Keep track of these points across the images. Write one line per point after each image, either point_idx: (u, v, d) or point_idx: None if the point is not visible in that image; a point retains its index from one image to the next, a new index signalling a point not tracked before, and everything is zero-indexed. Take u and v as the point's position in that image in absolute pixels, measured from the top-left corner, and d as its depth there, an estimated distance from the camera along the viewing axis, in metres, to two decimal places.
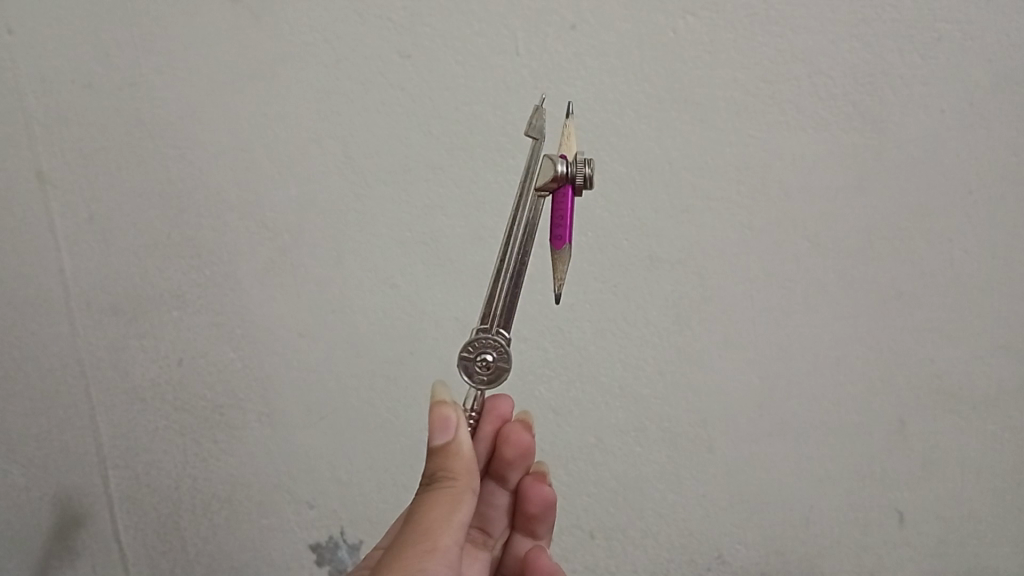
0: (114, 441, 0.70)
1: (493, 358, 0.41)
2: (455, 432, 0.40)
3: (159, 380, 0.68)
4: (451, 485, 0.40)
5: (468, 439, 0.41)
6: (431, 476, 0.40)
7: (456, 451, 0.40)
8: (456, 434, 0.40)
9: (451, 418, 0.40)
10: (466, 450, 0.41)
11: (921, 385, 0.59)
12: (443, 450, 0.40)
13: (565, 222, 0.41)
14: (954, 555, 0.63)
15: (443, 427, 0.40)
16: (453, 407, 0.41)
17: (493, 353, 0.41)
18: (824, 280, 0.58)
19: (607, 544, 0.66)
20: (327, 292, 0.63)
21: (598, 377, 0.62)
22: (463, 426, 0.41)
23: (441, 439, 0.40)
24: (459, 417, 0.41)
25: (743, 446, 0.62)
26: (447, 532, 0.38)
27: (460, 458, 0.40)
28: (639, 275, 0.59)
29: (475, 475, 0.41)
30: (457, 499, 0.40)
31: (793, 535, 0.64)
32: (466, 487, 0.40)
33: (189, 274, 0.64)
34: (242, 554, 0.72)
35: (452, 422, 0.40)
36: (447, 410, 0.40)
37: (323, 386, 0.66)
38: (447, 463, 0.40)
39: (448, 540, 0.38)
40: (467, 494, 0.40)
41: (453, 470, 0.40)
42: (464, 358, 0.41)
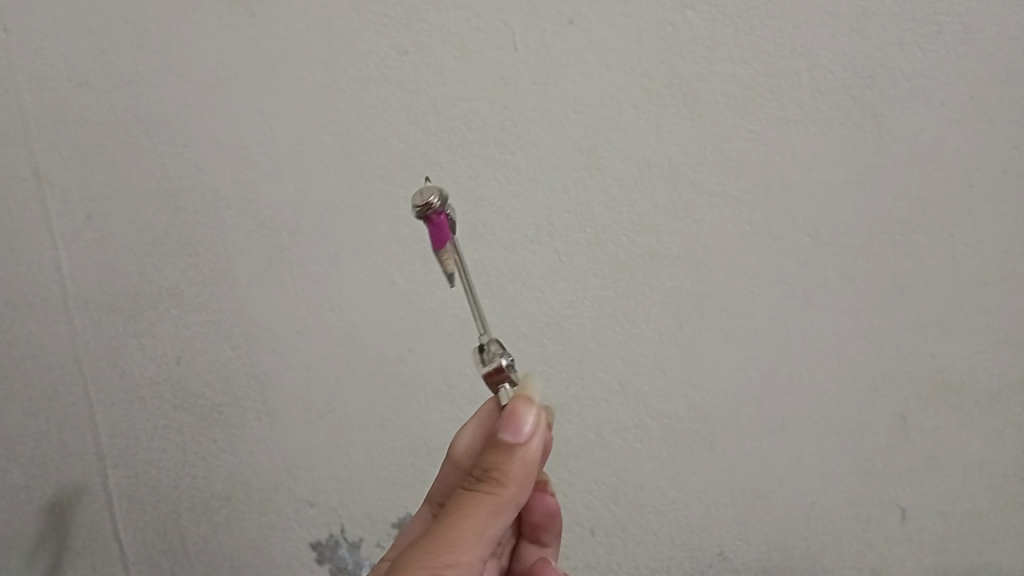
0: (113, 439, 0.70)
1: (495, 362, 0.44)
2: (527, 438, 0.39)
3: (158, 379, 0.67)
4: (498, 490, 0.39)
5: (537, 449, 0.40)
6: (483, 473, 0.39)
7: (520, 456, 0.39)
8: (528, 440, 0.39)
9: (528, 419, 0.39)
10: (530, 460, 0.39)
11: (922, 380, 0.59)
12: (508, 449, 0.39)
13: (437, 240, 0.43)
14: (957, 552, 0.62)
15: (515, 427, 0.39)
16: (532, 410, 0.40)
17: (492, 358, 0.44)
18: (824, 274, 0.57)
19: (608, 542, 0.66)
20: (324, 290, 0.63)
21: (597, 374, 0.62)
22: (536, 434, 0.39)
23: (510, 437, 0.39)
24: (536, 421, 0.40)
25: (743, 443, 0.62)
26: (476, 543, 0.37)
27: (521, 465, 0.39)
28: (638, 273, 0.59)
29: (527, 490, 0.40)
30: (498, 507, 0.38)
31: (794, 531, 0.63)
32: (513, 497, 0.39)
33: (187, 273, 0.64)
34: (241, 553, 0.72)
35: (526, 424, 0.39)
36: (525, 410, 0.39)
37: (321, 385, 0.65)
38: (505, 463, 0.39)
39: (474, 553, 0.37)
40: (509, 505, 0.39)
41: (507, 475, 0.39)
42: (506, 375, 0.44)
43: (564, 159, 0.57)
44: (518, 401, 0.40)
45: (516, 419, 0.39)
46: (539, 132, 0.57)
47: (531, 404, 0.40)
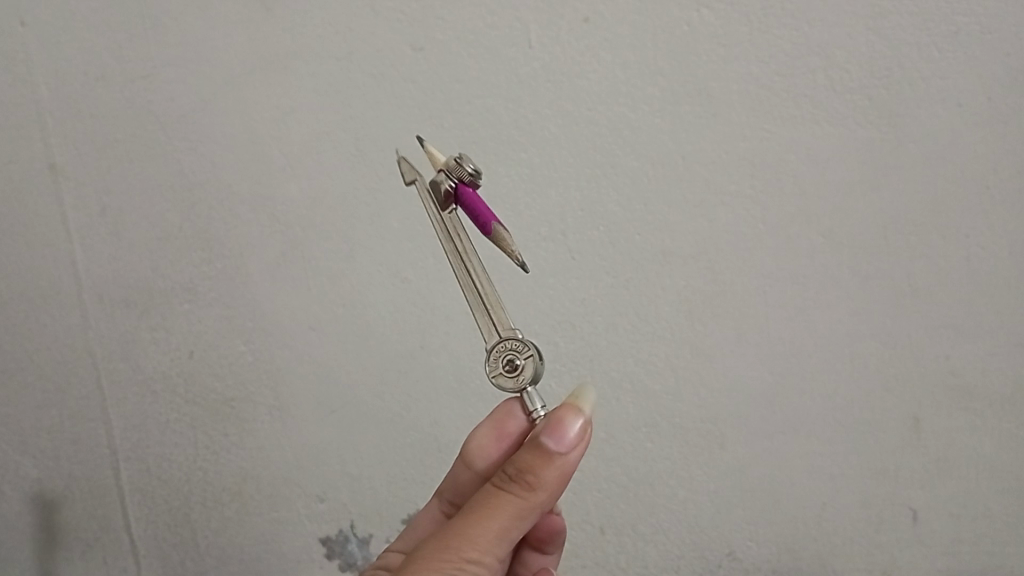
0: (125, 433, 0.70)
1: (519, 358, 0.42)
2: (567, 448, 0.37)
3: (170, 372, 0.68)
4: (527, 495, 0.37)
5: (575, 460, 0.38)
6: (513, 472, 0.38)
7: (557, 464, 0.37)
8: (568, 450, 0.37)
9: (573, 428, 0.37)
10: (566, 468, 0.38)
11: (934, 382, 0.58)
12: (544, 454, 0.37)
13: (478, 210, 0.41)
14: (969, 555, 0.62)
15: (557, 434, 0.37)
16: (576, 419, 0.38)
17: (519, 353, 0.42)
18: (837, 275, 0.57)
19: (618, 541, 0.66)
20: (337, 285, 0.63)
21: (608, 372, 0.62)
22: (576, 446, 0.38)
23: (549, 444, 0.37)
24: (580, 430, 0.38)
25: (754, 443, 0.62)
26: (495, 545, 0.37)
27: (557, 473, 0.37)
28: (650, 270, 0.59)
29: (554, 497, 0.38)
30: (523, 513, 0.37)
31: (805, 533, 0.63)
32: (539, 503, 0.37)
33: (200, 267, 0.64)
34: (251, 548, 0.72)
35: (568, 435, 0.37)
36: (569, 419, 0.37)
37: (332, 380, 0.66)
38: (540, 469, 0.37)
39: (491, 554, 0.37)
40: (534, 511, 0.37)
41: (540, 481, 0.37)
42: (495, 372, 0.42)
43: (578, 156, 0.57)
44: (565, 407, 0.38)
45: (562, 426, 0.37)
46: (553, 129, 0.57)
47: (576, 412, 0.38)
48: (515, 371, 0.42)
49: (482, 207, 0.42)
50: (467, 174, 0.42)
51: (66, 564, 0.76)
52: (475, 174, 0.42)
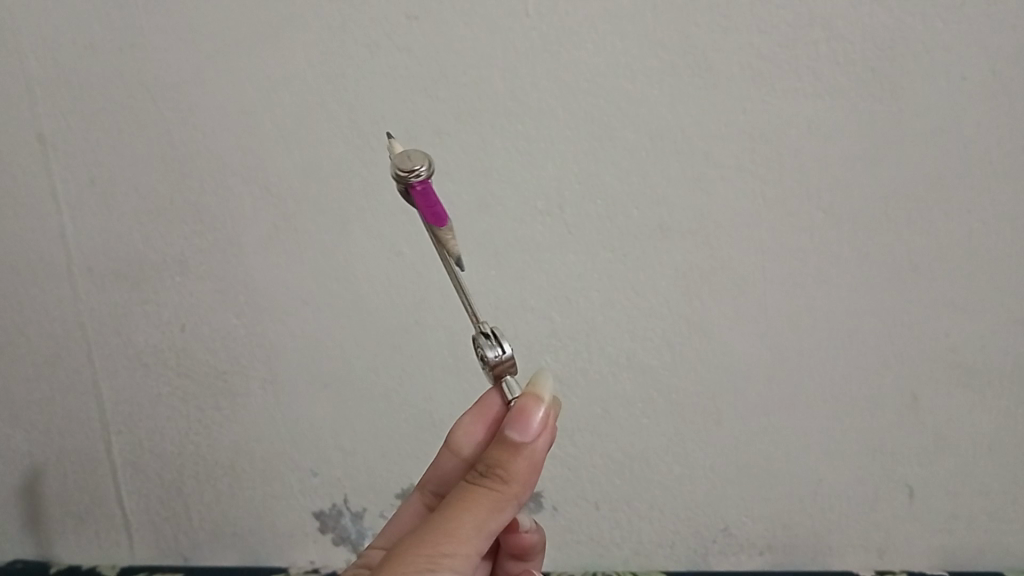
0: (116, 407, 0.70)
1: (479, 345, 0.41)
2: (534, 437, 0.37)
3: (162, 346, 0.67)
4: (500, 488, 0.37)
5: (544, 448, 0.37)
6: (484, 469, 0.38)
7: (525, 454, 0.37)
8: (534, 439, 0.37)
9: (537, 417, 0.37)
10: (536, 458, 0.37)
11: (934, 359, 0.58)
12: (512, 446, 0.37)
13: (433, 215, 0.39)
14: (963, 530, 0.62)
15: (522, 425, 0.37)
16: (540, 405, 0.38)
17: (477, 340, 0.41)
18: (836, 251, 0.56)
19: (612, 516, 0.66)
20: (331, 258, 0.62)
21: (604, 347, 0.61)
22: (542, 435, 0.37)
23: (516, 435, 0.37)
24: (545, 420, 0.37)
25: (751, 419, 0.61)
26: (473, 537, 0.36)
27: (527, 464, 0.37)
28: (647, 245, 0.58)
29: (530, 487, 0.38)
30: (499, 505, 0.37)
31: (799, 508, 0.63)
32: (515, 494, 0.37)
33: (191, 240, 0.63)
34: (245, 521, 0.72)
35: (533, 422, 0.37)
36: (532, 405, 0.37)
37: (325, 353, 0.65)
38: (509, 461, 0.37)
39: (470, 547, 0.36)
40: (510, 503, 0.37)
41: (511, 473, 0.37)
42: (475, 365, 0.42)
43: (576, 128, 0.56)
44: (527, 398, 0.38)
45: (526, 415, 0.37)
46: (549, 101, 0.56)
47: (538, 399, 0.38)
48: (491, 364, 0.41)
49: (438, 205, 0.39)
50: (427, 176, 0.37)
51: (58, 537, 0.76)
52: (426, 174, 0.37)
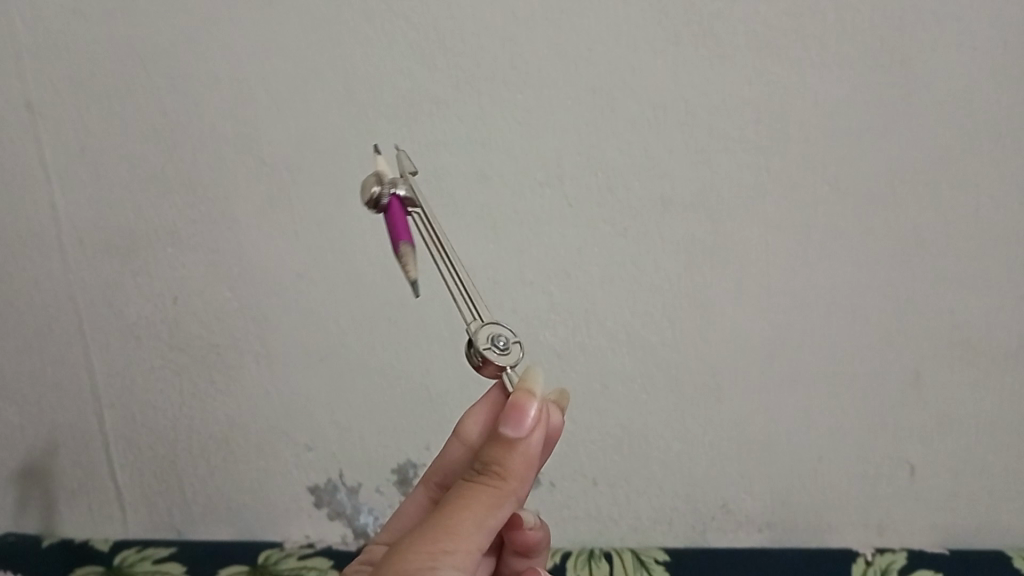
0: (108, 379, 0.68)
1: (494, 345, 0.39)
2: (529, 432, 0.36)
3: (154, 319, 0.66)
4: (498, 485, 0.36)
5: (539, 444, 0.37)
6: (481, 467, 0.37)
7: (521, 450, 0.36)
8: (529, 435, 0.36)
9: (531, 412, 0.36)
10: (532, 453, 0.37)
11: (938, 335, 0.57)
12: (507, 443, 0.36)
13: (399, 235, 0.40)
14: (966, 510, 0.61)
15: (517, 421, 0.36)
16: (533, 400, 0.37)
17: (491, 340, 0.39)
18: (841, 225, 0.56)
19: (611, 492, 0.64)
20: (326, 229, 0.61)
21: (604, 322, 0.60)
22: (537, 430, 0.36)
23: (511, 432, 0.36)
24: (539, 414, 0.37)
25: (753, 397, 0.61)
26: (475, 535, 0.35)
27: (523, 459, 0.36)
28: (649, 219, 0.57)
29: (528, 484, 0.37)
30: (498, 501, 0.36)
31: (801, 487, 0.62)
32: (513, 491, 0.36)
33: (184, 211, 0.62)
34: (239, 497, 0.70)
35: (529, 416, 0.36)
36: (526, 400, 0.36)
37: (320, 326, 0.64)
38: (506, 457, 0.36)
39: (471, 546, 0.35)
40: (509, 500, 0.36)
41: (508, 469, 0.36)
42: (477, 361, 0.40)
43: (577, 98, 0.55)
44: (520, 394, 0.37)
45: (520, 410, 0.36)
46: (550, 70, 0.55)
47: (531, 394, 0.38)
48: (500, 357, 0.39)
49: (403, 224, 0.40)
50: (389, 190, 0.40)
51: (42, 515, 0.73)
52: (380, 194, 0.40)
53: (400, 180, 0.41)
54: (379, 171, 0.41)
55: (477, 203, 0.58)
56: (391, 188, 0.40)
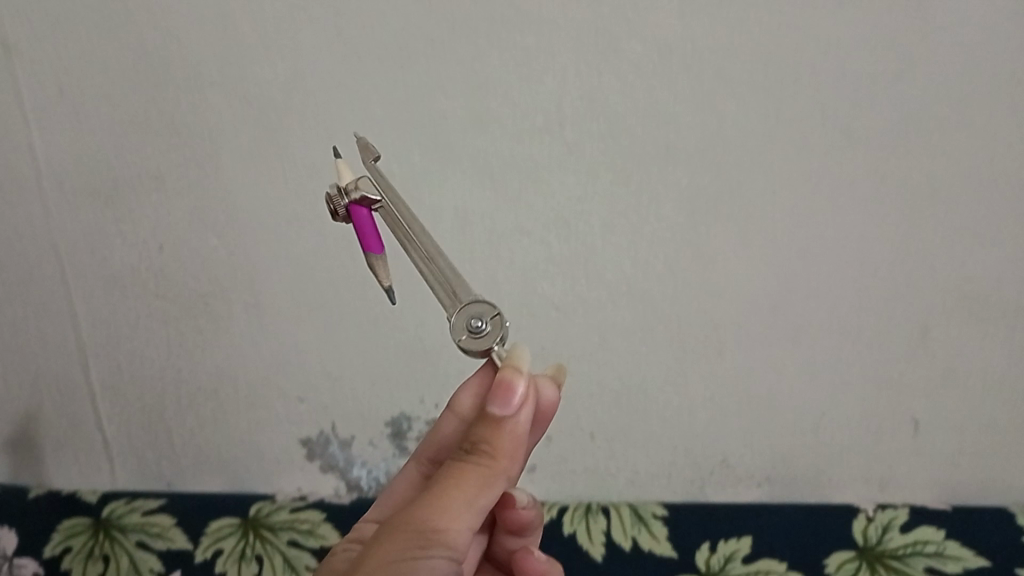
0: (93, 328, 0.66)
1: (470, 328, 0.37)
2: (517, 409, 0.35)
3: (139, 267, 0.64)
4: (487, 463, 0.35)
5: (528, 421, 0.36)
6: (469, 447, 0.36)
7: (508, 428, 0.36)
8: (517, 412, 0.35)
9: (519, 388, 0.36)
10: (520, 431, 0.36)
11: (948, 289, 0.56)
12: (495, 421, 0.35)
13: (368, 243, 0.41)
14: (972, 467, 0.60)
15: (505, 398, 0.35)
16: (521, 376, 0.36)
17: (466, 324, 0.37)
18: (851, 175, 0.54)
19: (608, 447, 0.63)
20: (317, 175, 0.59)
21: (604, 274, 0.58)
22: (526, 407, 0.36)
23: (498, 409, 0.35)
24: (527, 391, 0.36)
25: (755, 351, 0.59)
26: (465, 515, 0.34)
27: (511, 437, 0.36)
28: (652, 166, 0.55)
29: (518, 462, 0.36)
30: (489, 480, 0.35)
31: (802, 442, 0.61)
32: (503, 469, 0.35)
33: (169, 155, 0.59)
34: (229, 449, 0.69)
35: (516, 392, 0.35)
36: (513, 376, 0.36)
37: (311, 276, 0.62)
38: (494, 435, 0.35)
39: (461, 527, 0.34)
40: (499, 478, 0.35)
41: (497, 447, 0.35)
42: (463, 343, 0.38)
43: (580, 39, 0.53)
44: (507, 370, 0.36)
45: (506, 387, 0.35)
46: (552, 9, 0.52)
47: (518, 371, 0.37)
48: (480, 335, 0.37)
49: (370, 232, 0.41)
50: (346, 198, 0.41)
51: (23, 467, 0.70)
52: (344, 203, 0.41)
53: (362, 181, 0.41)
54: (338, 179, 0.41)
55: (474, 148, 0.56)
56: (354, 195, 0.40)
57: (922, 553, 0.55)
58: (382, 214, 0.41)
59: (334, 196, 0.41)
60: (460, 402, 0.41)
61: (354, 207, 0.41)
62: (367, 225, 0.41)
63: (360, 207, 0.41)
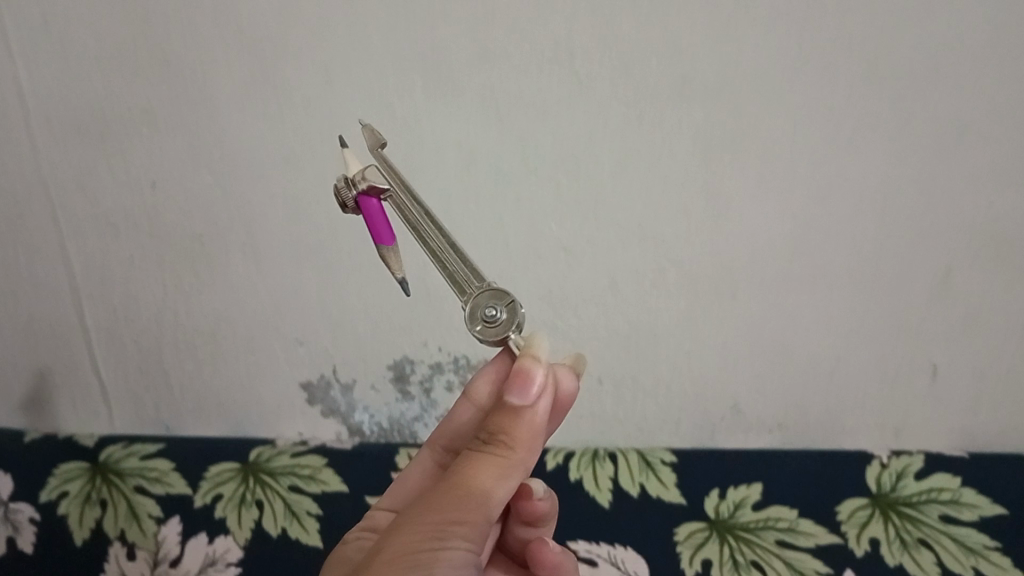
0: (85, 270, 0.64)
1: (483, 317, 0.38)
2: (535, 399, 0.36)
3: (131, 208, 0.61)
4: (505, 453, 0.36)
5: (545, 411, 0.36)
6: (488, 437, 0.36)
7: (527, 417, 0.36)
8: (535, 402, 0.36)
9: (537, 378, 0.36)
10: (538, 420, 0.36)
11: (973, 232, 0.54)
12: (513, 411, 0.36)
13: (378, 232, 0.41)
14: (987, 411, 0.59)
15: (523, 388, 0.36)
16: (539, 366, 0.36)
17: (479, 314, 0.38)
18: (876, 112, 0.51)
19: (616, 392, 0.62)
20: (315, 111, 0.56)
21: (614, 216, 0.56)
22: (543, 398, 0.36)
23: (516, 399, 0.36)
24: (545, 381, 0.36)
25: (770, 295, 0.57)
26: (483, 504, 0.35)
27: (529, 427, 0.36)
28: (667, 102, 0.52)
29: (535, 452, 0.37)
30: (507, 469, 0.35)
31: (815, 387, 0.60)
32: (521, 459, 0.36)
33: (158, 90, 0.57)
34: (228, 393, 0.67)
35: (534, 382, 0.36)
36: (531, 366, 0.36)
37: (310, 216, 0.60)
38: (512, 425, 0.36)
39: (480, 516, 0.35)
40: (517, 468, 0.36)
41: (514, 437, 0.36)
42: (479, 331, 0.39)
43: None
44: (525, 360, 0.37)
45: (524, 377, 0.36)
46: None
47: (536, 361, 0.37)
48: (494, 325, 0.38)
49: (381, 222, 0.40)
50: (355, 188, 0.40)
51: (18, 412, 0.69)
52: (353, 194, 0.40)
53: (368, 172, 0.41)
54: (345, 171, 0.41)
55: (479, 83, 0.53)
56: (363, 186, 0.40)
57: (937, 500, 0.54)
58: (391, 202, 0.41)
59: (343, 186, 0.40)
60: (478, 389, 0.42)
61: (364, 198, 0.40)
62: (377, 215, 0.40)
63: (370, 198, 0.40)
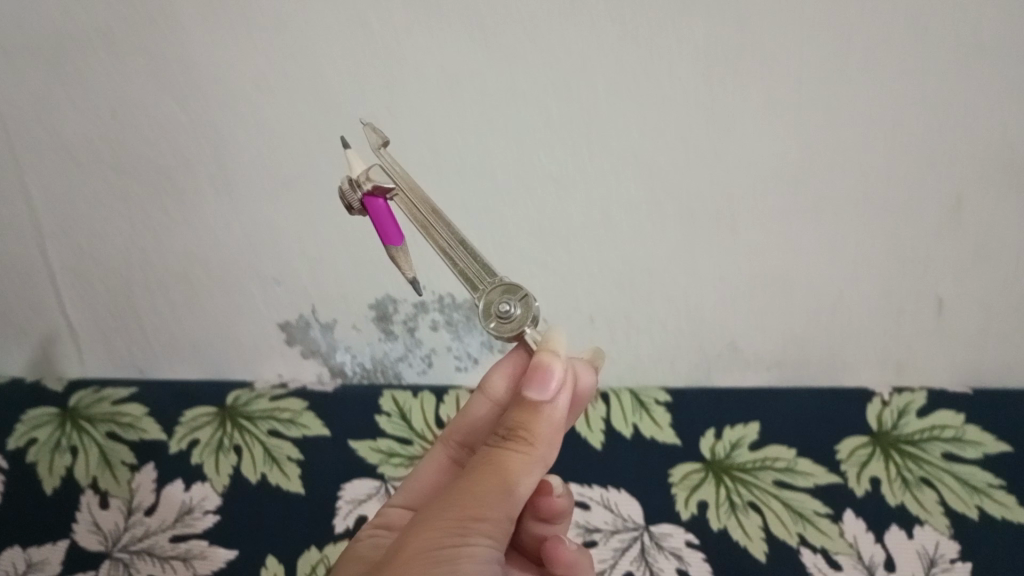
0: (47, 206, 0.60)
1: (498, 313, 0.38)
2: (554, 395, 0.35)
3: (92, 138, 0.57)
4: (526, 449, 0.35)
5: (564, 407, 0.36)
6: (506, 433, 0.36)
7: (545, 413, 0.35)
8: (554, 398, 0.35)
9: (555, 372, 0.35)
10: (557, 415, 0.36)
11: (989, 158, 0.51)
12: (531, 406, 0.35)
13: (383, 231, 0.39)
14: (992, 343, 0.58)
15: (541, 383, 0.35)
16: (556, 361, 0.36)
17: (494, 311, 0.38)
18: (896, 30, 0.47)
19: (608, 329, 0.61)
20: (283, 33, 0.51)
21: (609, 143, 0.53)
22: (563, 393, 0.35)
23: (534, 394, 0.35)
24: (564, 376, 0.35)
25: (771, 226, 0.55)
26: (503, 504, 0.34)
27: (549, 423, 0.35)
28: (667, 20, 0.48)
29: (555, 448, 0.36)
30: (527, 467, 0.35)
31: (815, 323, 0.58)
32: (540, 456, 0.35)
33: (112, 8, 0.51)
34: (204, 333, 0.65)
35: (552, 377, 0.35)
36: (549, 360, 0.35)
37: (283, 147, 0.56)
38: (531, 420, 0.35)
39: (499, 516, 0.34)
40: (538, 464, 0.35)
41: (534, 433, 0.35)
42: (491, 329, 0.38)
43: None
44: (542, 354, 0.36)
45: (542, 372, 0.35)
46: None
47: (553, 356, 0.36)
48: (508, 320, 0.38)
49: (386, 221, 0.39)
50: (359, 190, 0.38)
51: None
52: (357, 193, 0.38)
53: (371, 172, 0.39)
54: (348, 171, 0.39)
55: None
56: (367, 184, 0.38)
57: (938, 437, 0.53)
58: (398, 200, 0.39)
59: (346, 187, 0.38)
60: (493, 383, 0.42)
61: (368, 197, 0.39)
62: (382, 212, 0.39)
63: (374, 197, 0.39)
